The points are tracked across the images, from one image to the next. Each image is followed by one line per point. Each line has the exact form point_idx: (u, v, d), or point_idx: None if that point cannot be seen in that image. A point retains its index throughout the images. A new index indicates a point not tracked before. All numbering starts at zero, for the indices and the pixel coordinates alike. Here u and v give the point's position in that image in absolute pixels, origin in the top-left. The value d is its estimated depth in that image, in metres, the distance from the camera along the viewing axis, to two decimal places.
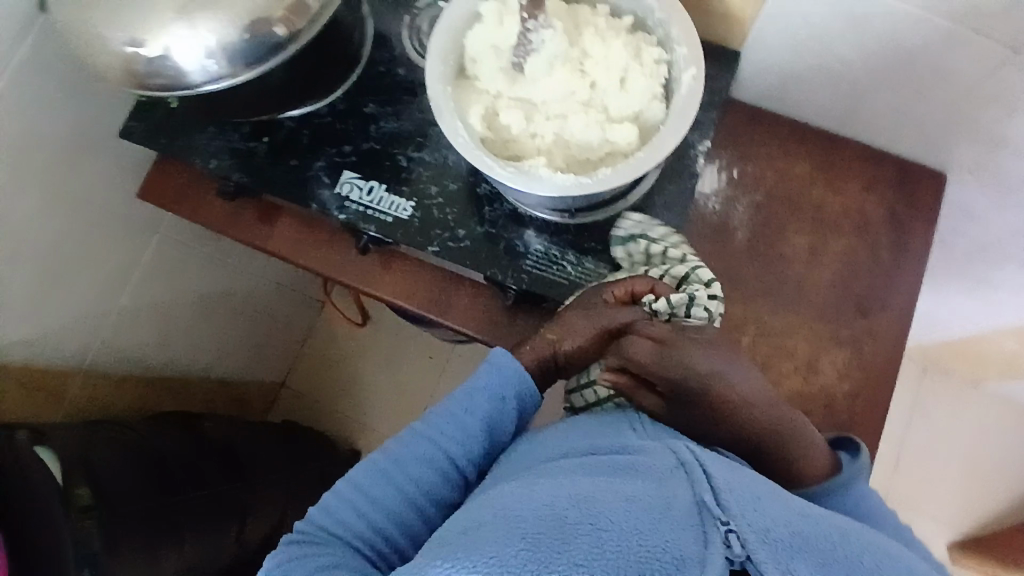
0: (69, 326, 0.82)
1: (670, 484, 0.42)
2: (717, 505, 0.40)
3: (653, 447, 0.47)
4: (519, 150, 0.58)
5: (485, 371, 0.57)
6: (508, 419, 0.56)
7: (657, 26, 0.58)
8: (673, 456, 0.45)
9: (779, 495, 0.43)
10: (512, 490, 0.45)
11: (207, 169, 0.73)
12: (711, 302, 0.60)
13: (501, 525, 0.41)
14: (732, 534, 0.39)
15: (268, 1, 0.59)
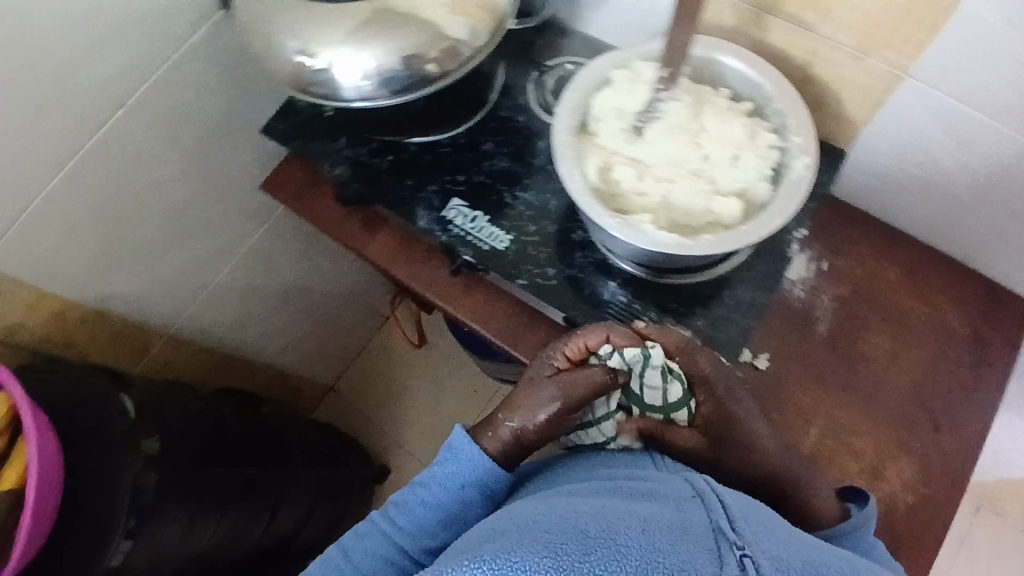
0: (170, 291, 0.89)
1: (688, 512, 0.46)
2: (732, 531, 0.44)
3: (674, 483, 0.51)
4: (626, 205, 0.61)
5: (443, 459, 0.60)
6: (465, 507, 0.58)
7: (775, 115, 0.62)
8: (692, 493, 0.49)
9: (794, 534, 0.46)
10: (538, 507, 0.48)
11: (332, 173, 0.80)
12: (669, 371, 0.61)
13: (528, 533, 0.44)
14: (746, 557, 0.41)
15: (427, 40, 0.66)
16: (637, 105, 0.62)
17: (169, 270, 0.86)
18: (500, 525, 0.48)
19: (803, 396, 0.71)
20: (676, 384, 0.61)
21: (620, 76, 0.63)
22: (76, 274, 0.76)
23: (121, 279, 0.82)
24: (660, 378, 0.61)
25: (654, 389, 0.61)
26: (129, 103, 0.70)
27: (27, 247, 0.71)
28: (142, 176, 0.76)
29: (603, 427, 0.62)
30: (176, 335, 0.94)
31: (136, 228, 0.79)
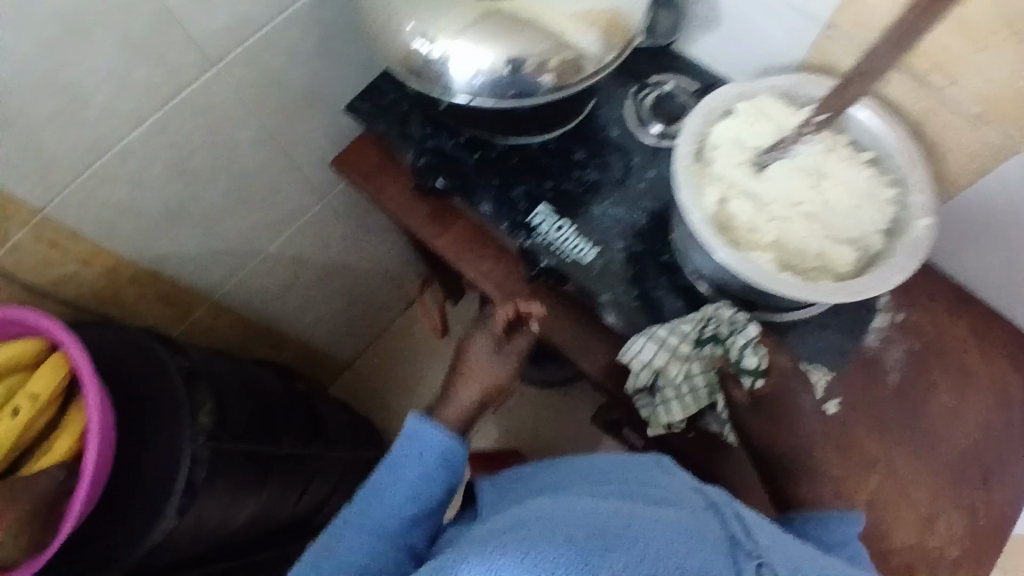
0: (222, 256, 0.85)
1: (705, 519, 0.49)
2: (748, 541, 0.48)
3: (683, 491, 0.54)
4: (738, 240, 0.61)
5: (404, 442, 0.58)
6: (435, 481, 0.56)
7: (894, 169, 0.62)
8: (704, 499, 0.53)
9: (794, 542, 0.51)
10: (557, 505, 0.50)
11: (415, 163, 0.78)
12: (756, 349, 0.62)
13: (551, 528, 0.46)
14: (762, 566, 0.46)
15: (549, 49, 0.63)
16: (763, 141, 0.61)
17: (226, 235, 0.83)
18: (518, 520, 0.49)
19: (864, 442, 0.73)
20: (755, 356, 0.61)
21: (746, 108, 0.62)
22: (134, 230, 0.72)
23: (180, 241, 0.78)
24: (745, 347, 0.62)
25: (735, 350, 0.62)
26: (221, 64, 0.66)
27: (95, 197, 0.66)
28: (221, 138, 0.73)
29: (679, 328, 0.66)
30: (221, 302, 0.91)
31: (205, 189, 0.76)
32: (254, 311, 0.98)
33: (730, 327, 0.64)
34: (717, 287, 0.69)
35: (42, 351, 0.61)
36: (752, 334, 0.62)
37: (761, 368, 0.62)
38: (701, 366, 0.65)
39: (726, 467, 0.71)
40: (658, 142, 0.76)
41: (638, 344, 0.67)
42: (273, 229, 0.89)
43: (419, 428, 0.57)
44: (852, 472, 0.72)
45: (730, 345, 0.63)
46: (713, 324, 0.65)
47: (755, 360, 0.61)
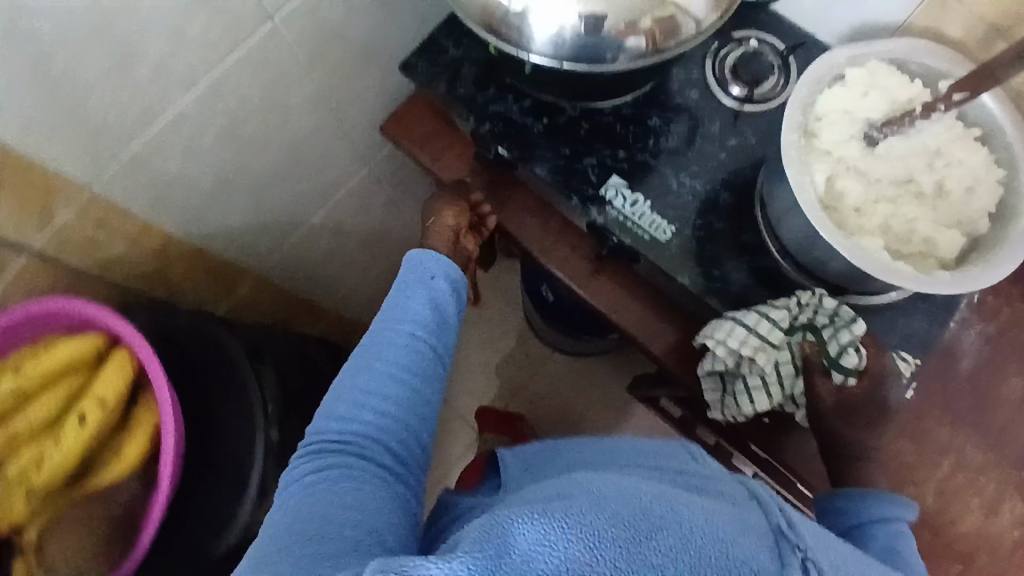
0: (266, 227, 0.80)
1: (748, 509, 0.43)
2: (795, 534, 0.41)
3: (728, 484, 0.49)
4: (843, 221, 0.57)
5: (405, 270, 0.62)
6: (441, 297, 0.61)
7: (1002, 149, 0.57)
8: (747, 490, 0.47)
9: (846, 547, 0.44)
10: (589, 476, 0.44)
11: (478, 129, 0.72)
12: (852, 348, 0.59)
13: (585, 499, 0.39)
14: (807, 561, 0.39)
15: (647, 8, 0.56)
16: (875, 114, 0.57)
17: (272, 205, 0.78)
18: (549, 490, 0.43)
19: (937, 428, 0.71)
20: (854, 356, 0.58)
21: (858, 76, 0.58)
22: (182, 204, 0.68)
23: (227, 212, 0.73)
24: (841, 344, 0.59)
25: (835, 345, 0.59)
26: (275, 20, 0.59)
27: (143, 169, 0.61)
28: (273, 102, 0.67)
29: (773, 316, 0.62)
30: (263, 274, 0.87)
31: (253, 157, 0.71)
32: (293, 282, 0.94)
33: (831, 320, 0.60)
34: (804, 269, 0.65)
35: (101, 347, 0.62)
36: (857, 331, 0.59)
37: (857, 368, 0.59)
38: (793, 358, 0.62)
39: (790, 449, 0.71)
40: (739, 106, 0.71)
41: (725, 325, 0.64)
42: (318, 198, 0.85)
43: (420, 253, 0.62)
44: (923, 458, 0.71)
45: (831, 340, 0.59)
46: (812, 313, 0.61)
47: (848, 360, 0.59)
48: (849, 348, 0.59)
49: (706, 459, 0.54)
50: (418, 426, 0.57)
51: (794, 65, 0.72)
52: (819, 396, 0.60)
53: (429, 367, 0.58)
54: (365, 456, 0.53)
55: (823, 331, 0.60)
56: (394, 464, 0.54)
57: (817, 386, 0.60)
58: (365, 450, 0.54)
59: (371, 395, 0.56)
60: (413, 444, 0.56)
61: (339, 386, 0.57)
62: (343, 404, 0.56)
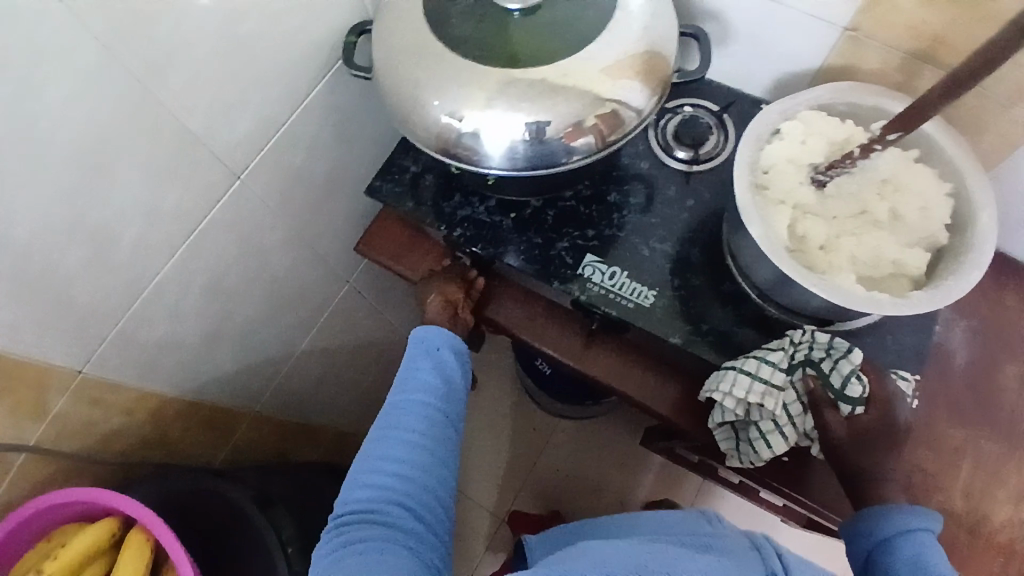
0: (258, 365, 0.81)
1: (747, 560, 0.49)
2: None
3: (732, 535, 0.53)
4: (812, 261, 0.60)
5: (415, 341, 0.70)
6: (449, 366, 0.69)
7: (943, 162, 0.62)
8: (749, 541, 0.52)
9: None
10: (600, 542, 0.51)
11: (450, 235, 0.75)
12: (854, 377, 0.60)
13: (593, 560, 0.47)
14: None
15: (587, 105, 0.60)
16: (817, 158, 0.61)
17: (262, 342, 0.79)
18: (566, 553, 0.51)
19: (951, 431, 0.72)
20: (858, 385, 0.59)
21: (793, 128, 0.62)
22: (174, 363, 0.68)
23: (219, 361, 0.74)
24: (843, 375, 0.60)
25: (837, 377, 0.60)
26: (244, 175, 0.63)
27: (133, 343, 0.62)
28: (252, 249, 0.69)
29: (770, 358, 0.63)
30: (260, 410, 0.87)
31: (238, 304, 0.72)
32: (289, 410, 0.94)
33: (828, 353, 0.61)
34: (787, 308, 0.67)
35: (117, 530, 0.62)
36: (854, 360, 0.60)
37: (862, 395, 0.60)
38: (800, 395, 0.63)
39: (818, 484, 0.71)
40: (688, 167, 0.76)
41: (727, 375, 0.65)
42: (305, 325, 0.86)
43: (425, 328, 0.70)
44: (946, 463, 0.71)
45: (831, 372, 0.60)
46: (808, 349, 0.62)
47: (852, 389, 0.60)
48: (850, 377, 0.60)
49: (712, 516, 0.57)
50: (436, 488, 0.62)
51: (730, 121, 0.77)
52: (834, 429, 0.61)
53: (441, 431, 0.65)
54: (388, 520, 0.59)
55: (822, 365, 0.61)
56: (415, 525, 0.60)
57: (828, 420, 0.61)
58: (390, 515, 0.59)
59: (390, 462, 0.62)
60: (433, 504, 0.61)
61: (362, 457, 0.64)
62: (367, 472, 0.62)
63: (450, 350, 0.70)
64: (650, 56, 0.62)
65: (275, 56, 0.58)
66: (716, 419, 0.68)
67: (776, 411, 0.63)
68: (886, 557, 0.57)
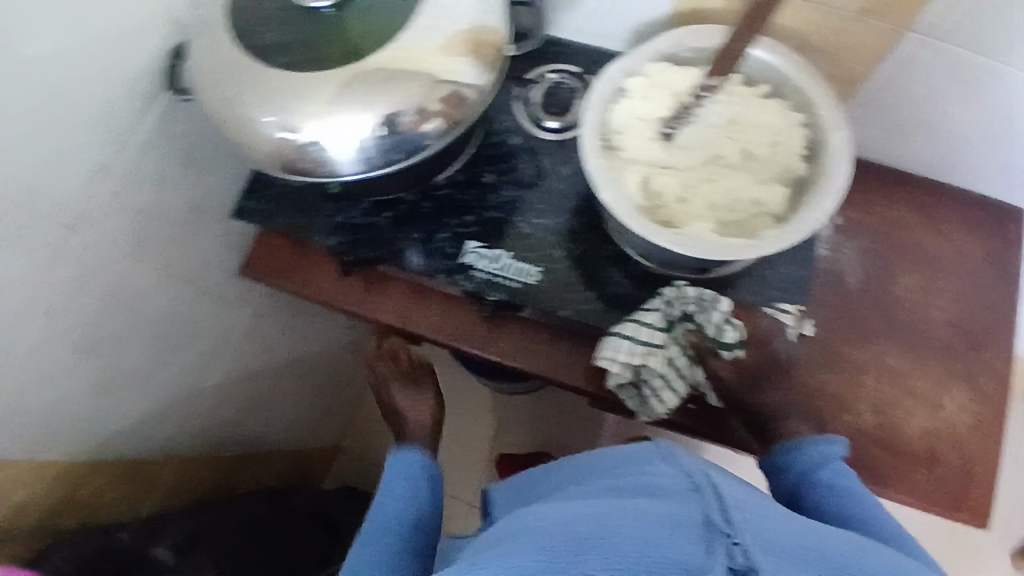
0: (162, 411, 0.82)
1: (683, 501, 0.46)
2: (727, 521, 0.44)
3: (680, 471, 0.51)
4: (671, 215, 0.59)
5: (389, 468, 0.69)
6: (426, 489, 0.68)
7: (794, 92, 0.60)
8: (690, 476, 0.49)
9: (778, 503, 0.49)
10: (540, 508, 0.49)
11: (326, 245, 0.72)
12: (727, 324, 0.65)
13: (526, 536, 0.45)
14: (736, 546, 0.43)
15: (424, 94, 0.58)
16: (663, 111, 0.60)
17: (159, 387, 0.79)
18: (508, 525, 0.49)
19: (854, 351, 0.72)
20: (733, 330, 0.65)
21: (637, 85, 0.60)
22: (68, 425, 0.69)
23: (114, 412, 0.75)
24: (718, 324, 0.65)
25: (713, 326, 0.65)
26: (91, 226, 0.60)
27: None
28: (120, 295, 0.67)
29: (648, 319, 0.65)
30: (176, 450, 0.89)
31: (120, 351, 0.71)
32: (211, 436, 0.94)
33: (700, 306, 0.65)
34: (663, 261, 0.69)
35: None
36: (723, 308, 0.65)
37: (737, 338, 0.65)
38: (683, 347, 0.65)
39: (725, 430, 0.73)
40: (560, 136, 0.75)
41: (612, 342, 0.65)
42: (211, 361, 0.86)
43: (396, 456, 0.69)
44: (856, 386, 0.71)
45: (708, 322, 0.64)
46: (682, 303, 0.65)
47: (728, 335, 0.65)
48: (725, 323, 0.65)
49: (669, 450, 0.53)
50: None
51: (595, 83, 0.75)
52: (719, 372, 0.67)
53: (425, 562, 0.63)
54: None
55: (698, 318, 0.65)
56: None
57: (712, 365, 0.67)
58: None
59: None
60: None
61: None
62: None
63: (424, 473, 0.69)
64: (477, 31, 0.60)
65: (82, 99, 0.54)
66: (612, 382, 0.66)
67: (666, 367, 0.64)
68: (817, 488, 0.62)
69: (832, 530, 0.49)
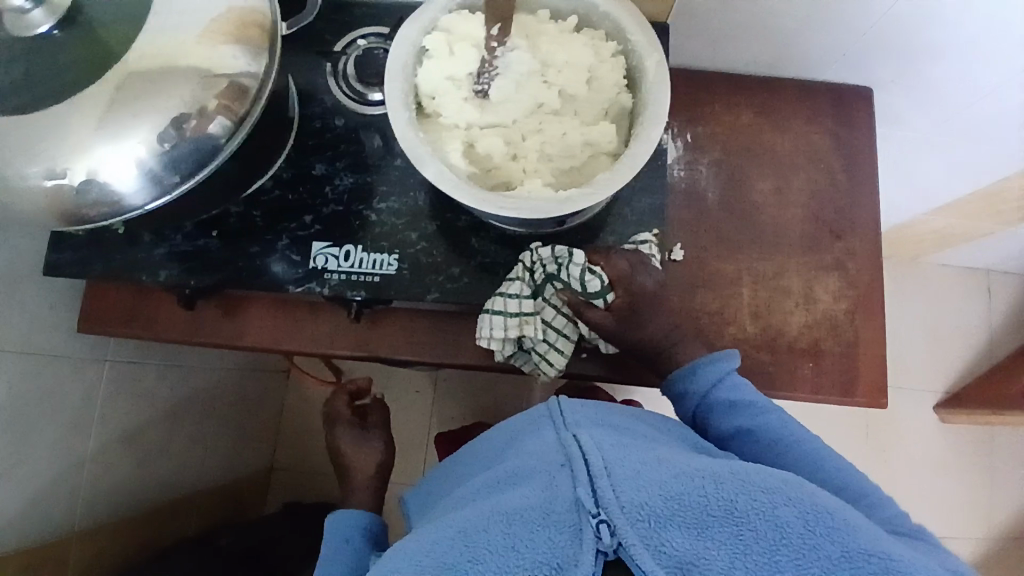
0: (44, 493, 0.75)
1: (554, 484, 0.44)
2: (592, 498, 0.42)
3: (552, 446, 0.48)
4: (506, 176, 0.56)
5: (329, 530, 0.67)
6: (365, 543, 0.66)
7: (603, 20, 0.57)
8: (561, 454, 0.46)
9: (660, 460, 0.46)
10: (422, 529, 0.47)
11: (158, 282, 0.65)
12: (590, 274, 0.61)
13: (401, 567, 0.44)
14: (603, 525, 0.40)
15: (198, 92, 0.51)
16: (471, 66, 0.55)
17: (31, 477, 0.72)
18: (395, 550, 0.47)
19: (724, 265, 0.72)
20: (597, 279, 0.61)
21: (436, 42, 0.55)
22: None
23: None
24: (581, 276, 0.61)
25: (576, 280, 0.61)
26: None
27: None
28: None
29: (512, 289, 0.62)
30: (82, 528, 0.81)
31: None
32: (111, 499, 0.87)
33: (560, 262, 0.62)
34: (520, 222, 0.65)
35: None
36: (581, 259, 0.61)
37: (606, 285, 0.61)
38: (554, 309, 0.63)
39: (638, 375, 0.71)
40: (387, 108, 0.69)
41: (482, 320, 0.63)
42: (78, 425, 0.78)
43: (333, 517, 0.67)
44: (732, 299, 0.71)
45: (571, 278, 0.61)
46: (541, 266, 0.62)
47: (595, 284, 0.61)
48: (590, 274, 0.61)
49: (558, 415, 0.52)
50: None
51: None
52: (598, 323, 0.62)
53: None
54: None
55: (559, 275, 0.61)
56: None
57: (589, 319, 0.62)
58: None
59: None
60: None
61: None
62: None
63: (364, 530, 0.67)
64: (237, 13, 0.52)
65: None
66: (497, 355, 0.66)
67: (541, 333, 0.63)
68: (721, 402, 0.62)
69: (726, 467, 0.46)
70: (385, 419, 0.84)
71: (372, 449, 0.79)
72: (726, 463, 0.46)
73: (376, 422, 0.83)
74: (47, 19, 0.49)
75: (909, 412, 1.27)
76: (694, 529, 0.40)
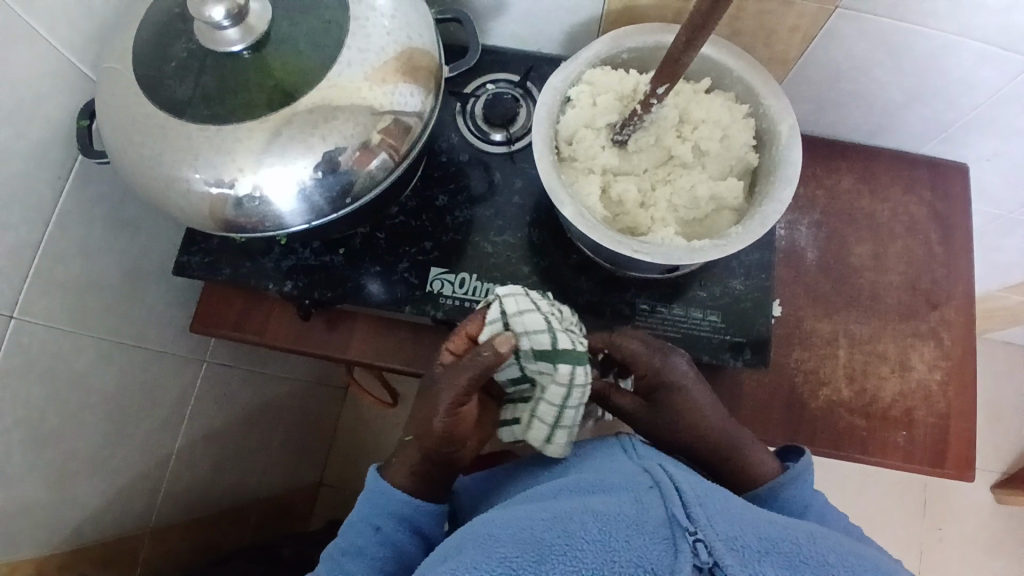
0: (130, 486, 0.75)
1: (646, 500, 0.45)
2: (687, 517, 0.43)
3: (631, 471, 0.50)
4: (634, 222, 0.60)
5: (374, 485, 0.59)
6: (410, 515, 0.58)
7: (736, 83, 0.61)
8: (649, 477, 0.48)
9: (746, 504, 0.48)
10: (500, 514, 0.47)
11: (282, 291, 0.69)
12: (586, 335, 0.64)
13: (482, 547, 0.43)
14: (700, 543, 0.41)
15: (367, 125, 0.54)
16: (612, 117, 0.59)
17: (121, 468, 0.73)
18: (468, 533, 0.46)
19: (818, 324, 0.75)
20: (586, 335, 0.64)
21: (580, 92, 0.59)
22: (31, 526, 0.62)
23: (82, 502, 0.68)
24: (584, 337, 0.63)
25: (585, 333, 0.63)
26: (17, 314, 0.56)
27: None
28: (64, 377, 0.63)
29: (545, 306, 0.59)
30: (157, 524, 0.82)
31: (77, 435, 0.65)
32: (186, 498, 0.88)
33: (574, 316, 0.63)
34: (615, 262, 0.67)
35: None
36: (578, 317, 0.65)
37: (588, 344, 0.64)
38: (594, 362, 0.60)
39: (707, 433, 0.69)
40: (508, 148, 0.72)
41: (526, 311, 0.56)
42: (170, 421, 0.80)
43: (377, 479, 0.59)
44: (826, 358, 0.74)
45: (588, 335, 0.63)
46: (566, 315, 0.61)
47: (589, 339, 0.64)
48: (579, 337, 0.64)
49: (630, 445, 0.56)
50: None
51: (534, 88, 0.73)
52: (625, 409, 0.62)
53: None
54: None
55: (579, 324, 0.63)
56: None
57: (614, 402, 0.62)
58: None
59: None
60: None
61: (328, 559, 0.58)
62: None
63: (417, 508, 0.58)
64: (409, 53, 0.56)
65: None
66: (557, 367, 0.55)
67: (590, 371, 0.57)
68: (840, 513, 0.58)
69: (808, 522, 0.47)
70: (473, 384, 0.54)
71: (431, 406, 0.56)
72: (802, 521, 0.47)
73: (455, 380, 0.55)
74: (240, 39, 0.52)
75: (968, 492, 1.24)
76: (787, 569, 0.41)
